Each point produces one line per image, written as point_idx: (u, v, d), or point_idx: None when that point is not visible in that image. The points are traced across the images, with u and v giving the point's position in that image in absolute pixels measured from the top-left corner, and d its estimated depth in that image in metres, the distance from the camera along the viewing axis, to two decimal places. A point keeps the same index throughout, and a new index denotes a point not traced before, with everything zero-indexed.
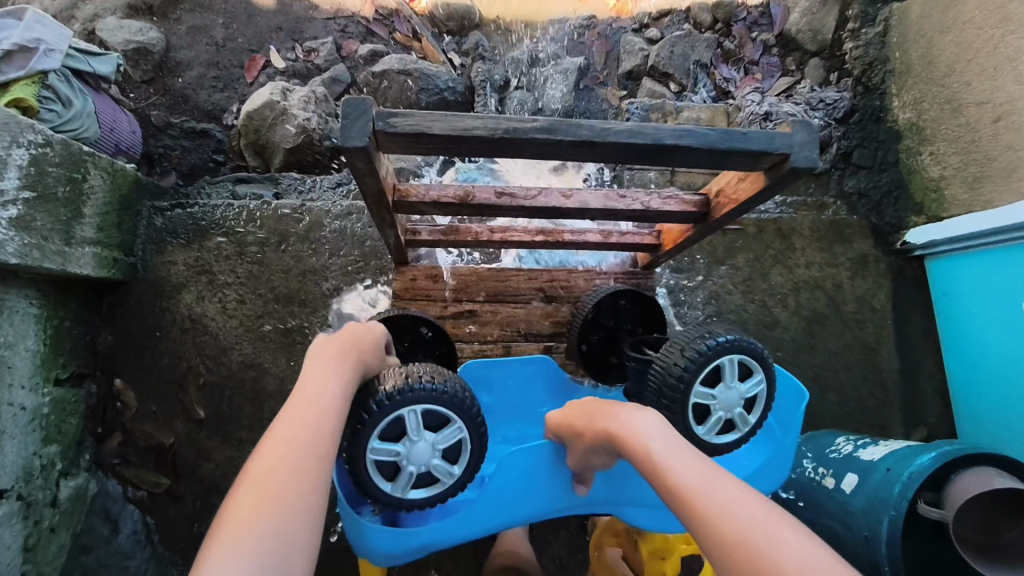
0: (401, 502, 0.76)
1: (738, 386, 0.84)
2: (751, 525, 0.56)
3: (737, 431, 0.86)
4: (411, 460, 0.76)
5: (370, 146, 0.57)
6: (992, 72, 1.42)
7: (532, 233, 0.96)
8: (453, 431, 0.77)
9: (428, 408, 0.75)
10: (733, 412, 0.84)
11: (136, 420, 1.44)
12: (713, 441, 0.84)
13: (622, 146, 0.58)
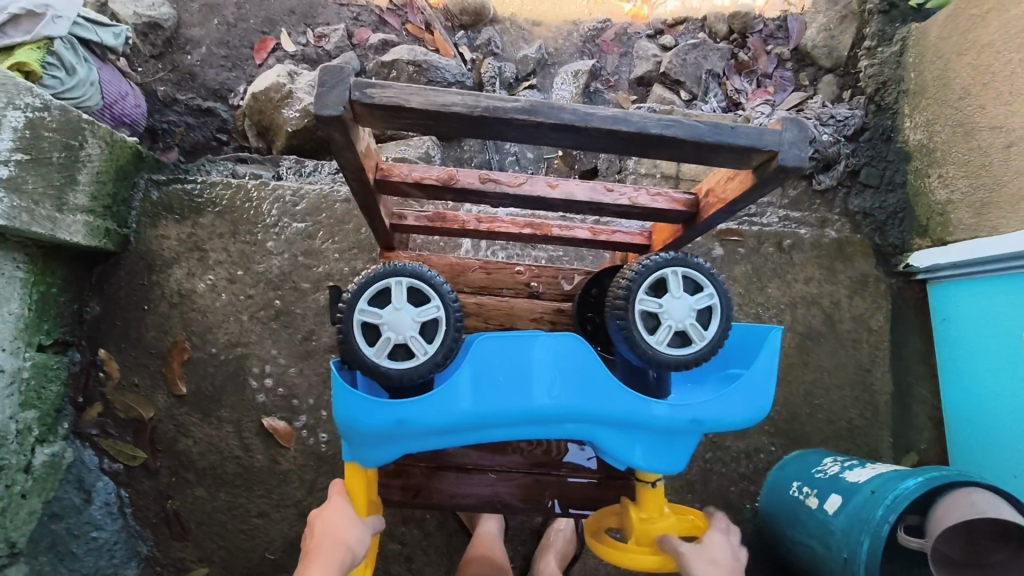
0: (375, 369, 0.73)
1: (688, 297, 0.75)
2: None
3: (693, 346, 0.75)
4: (389, 327, 0.73)
5: (346, 117, 0.55)
6: (1008, 97, 1.38)
7: (520, 226, 0.94)
8: (431, 308, 0.74)
9: (411, 282, 0.74)
10: (684, 324, 0.75)
11: (117, 391, 1.43)
12: (663, 353, 0.74)
13: (604, 133, 0.56)
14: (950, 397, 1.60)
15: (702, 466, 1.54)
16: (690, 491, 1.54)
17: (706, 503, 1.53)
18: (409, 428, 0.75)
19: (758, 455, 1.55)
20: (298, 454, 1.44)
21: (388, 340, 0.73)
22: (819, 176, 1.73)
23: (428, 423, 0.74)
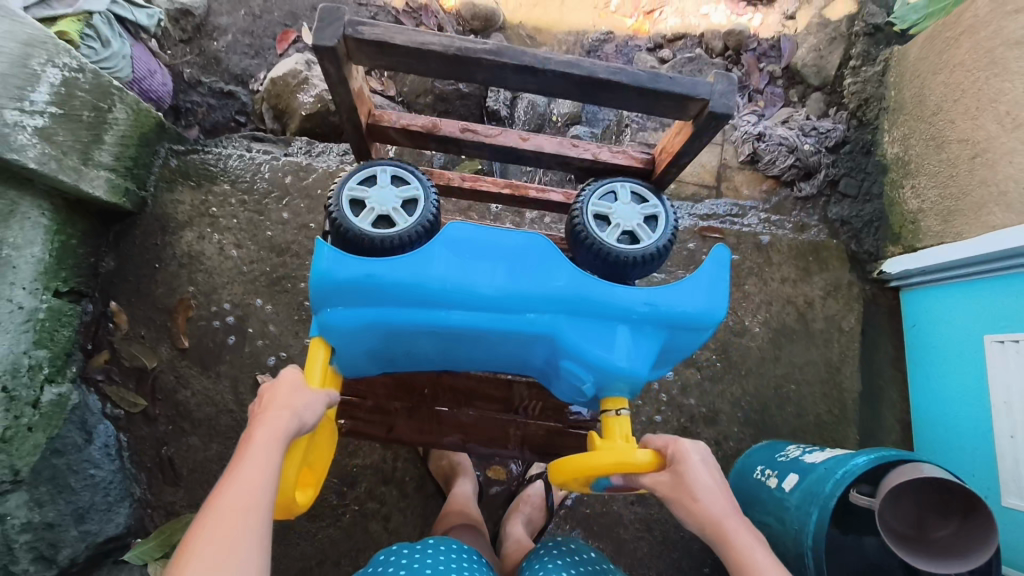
0: (360, 233, 0.85)
1: (636, 204, 0.83)
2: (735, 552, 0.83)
3: (642, 244, 0.81)
4: (375, 203, 0.88)
5: (339, 50, 0.65)
6: (975, 112, 1.48)
7: (500, 187, 1.04)
8: (410, 188, 0.88)
9: (394, 171, 0.89)
10: (632, 226, 0.82)
11: (124, 341, 1.53)
12: (614, 248, 0.80)
13: (560, 76, 0.66)
14: (919, 400, 1.66)
15: None
16: None
17: None
18: (380, 287, 0.84)
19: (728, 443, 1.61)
20: None
21: (372, 211, 0.86)
22: (800, 184, 1.82)
23: (398, 283, 0.83)
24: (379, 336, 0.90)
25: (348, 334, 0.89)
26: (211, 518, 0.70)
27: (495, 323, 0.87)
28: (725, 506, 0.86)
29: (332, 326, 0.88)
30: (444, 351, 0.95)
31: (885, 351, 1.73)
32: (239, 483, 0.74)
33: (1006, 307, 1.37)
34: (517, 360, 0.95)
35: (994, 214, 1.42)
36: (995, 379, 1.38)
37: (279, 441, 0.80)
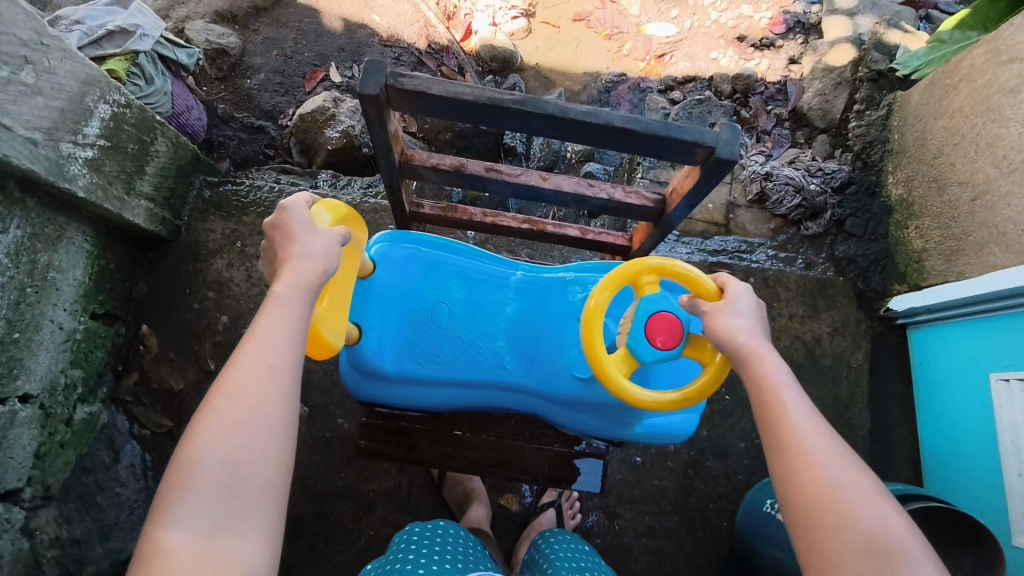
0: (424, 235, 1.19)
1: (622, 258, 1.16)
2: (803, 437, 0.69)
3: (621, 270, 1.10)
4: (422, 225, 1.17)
5: (381, 97, 0.72)
6: (973, 156, 1.54)
7: (519, 222, 1.10)
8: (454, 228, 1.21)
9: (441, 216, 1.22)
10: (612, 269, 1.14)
11: (154, 363, 1.59)
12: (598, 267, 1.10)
13: (580, 124, 0.73)
14: (928, 438, 1.67)
15: (684, 482, 1.62)
16: (670, 505, 1.61)
17: (687, 518, 1.60)
18: (436, 258, 1.17)
19: (737, 476, 1.63)
20: (307, 435, 1.56)
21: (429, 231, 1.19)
22: (807, 223, 1.88)
23: (453, 259, 1.18)
24: (426, 292, 1.16)
25: (394, 277, 1.14)
26: (239, 379, 0.65)
27: (522, 292, 1.18)
28: (779, 367, 0.76)
29: (388, 265, 1.13)
30: (472, 312, 1.17)
31: (892, 388, 1.77)
32: (268, 339, 0.69)
33: (1009, 345, 1.41)
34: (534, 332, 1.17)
35: (995, 254, 1.47)
36: (1002, 417, 1.40)
37: (302, 299, 0.75)
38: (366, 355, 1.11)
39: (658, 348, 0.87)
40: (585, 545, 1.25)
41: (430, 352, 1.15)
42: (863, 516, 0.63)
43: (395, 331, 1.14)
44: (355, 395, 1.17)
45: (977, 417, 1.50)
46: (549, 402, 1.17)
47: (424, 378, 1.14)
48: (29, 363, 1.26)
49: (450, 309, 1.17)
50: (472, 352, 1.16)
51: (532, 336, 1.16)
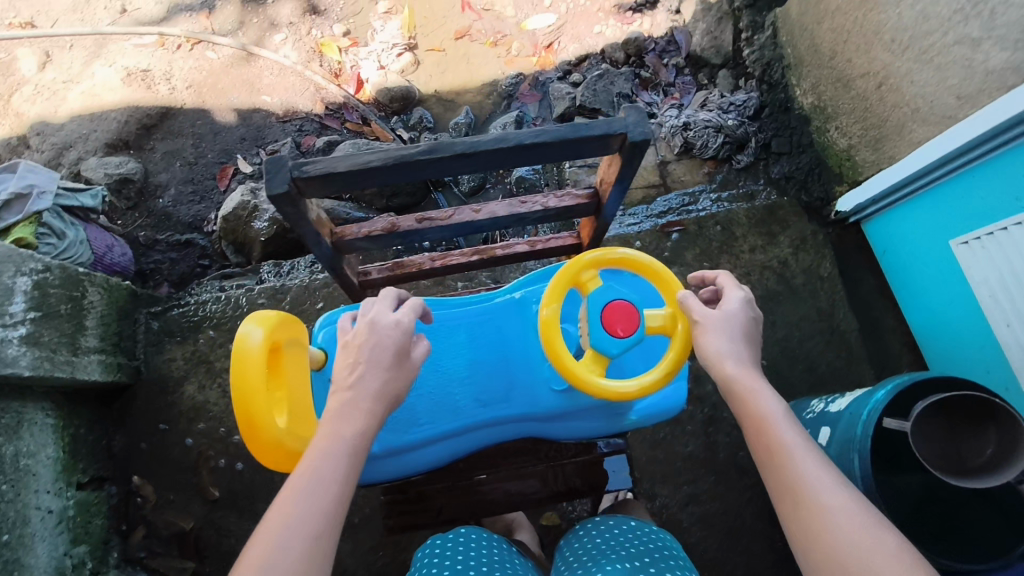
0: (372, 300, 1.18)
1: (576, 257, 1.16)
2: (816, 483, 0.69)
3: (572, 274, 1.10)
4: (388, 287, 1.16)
5: (292, 191, 0.71)
6: (867, 47, 1.60)
7: (468, 255, 1.09)
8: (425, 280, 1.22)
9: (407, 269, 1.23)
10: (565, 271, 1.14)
11: (157, 511, 1.53)
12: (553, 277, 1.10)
13: (491, 153, 0.73)
14: (915, 318, 1.73)
15: (708, 440, 1.63)
16: (704, 466, 1.61)
17: (723, 474, 1.61)
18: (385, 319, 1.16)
19: None
20: None
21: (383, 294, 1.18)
22: (737, 156, 1.91)
23: None
24: None
25: None
26: (276, 545, 0.65)
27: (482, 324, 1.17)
28: (775, 407, 0.76)
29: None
30: (436, 361, 1.16)
31: (867, 284, 1.82)
32: (307, 496, 0.69)
33: (958, 211, 1.46)
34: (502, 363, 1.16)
35: (915, 131, 1.51)
36: (974, 279, 1.45)
37: (350, 448, 0.74)
38: None
39: (621, 336, 0.84)
40: (630, 522, 1.20)
41: (410, 416, 1.13)
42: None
43: None
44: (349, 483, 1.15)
45: (952, 285, 1.55)
46: (539, 423, 1.16)
47: (410, 443, 1.12)
48: (28, 558, 1.21)
49: (415, 368, 1.15)
50: (450, 403, 1.14)
51: (503, 364, 1.16)
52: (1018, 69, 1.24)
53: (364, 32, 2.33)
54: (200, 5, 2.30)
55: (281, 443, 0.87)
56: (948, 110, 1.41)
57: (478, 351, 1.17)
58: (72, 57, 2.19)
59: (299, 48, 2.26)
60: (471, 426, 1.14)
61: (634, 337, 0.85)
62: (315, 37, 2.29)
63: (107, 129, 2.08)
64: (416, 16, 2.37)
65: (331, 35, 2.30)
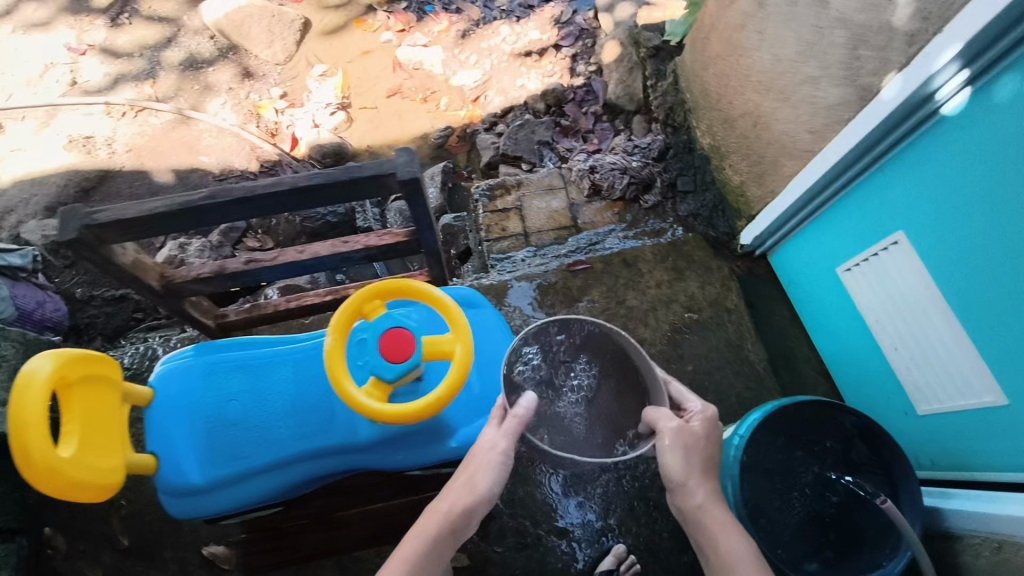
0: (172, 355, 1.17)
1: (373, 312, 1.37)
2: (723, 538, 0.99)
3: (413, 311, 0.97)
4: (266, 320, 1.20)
5: (80, 238, 0.77)
6: (739, 89, 1.66)
7: (323, 295, 1.23)
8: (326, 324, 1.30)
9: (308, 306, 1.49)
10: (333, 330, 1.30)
11: (66, 562, 1.59)
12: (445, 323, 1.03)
13: (241, 196, 0.79)
14: (822, 345, 1.77)
15: (618, 478, 1.63)
16: (611, 502, 1.61)
17: (632, 509, 1.61)
18: (195, 379, 1.15)
19: None
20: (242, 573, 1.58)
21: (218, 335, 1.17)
22: (644, 197, 1.96)
23: (210, 378, 1.16)
24: (202, 420, 1.14)
25: (175, 386, 1.14)
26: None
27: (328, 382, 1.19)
28: (676, 472, 1.03)
29: (172, 380, 1.14)
30: (264, 399, 1.17)
31: (779, 311, 1.85)
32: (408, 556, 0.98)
33: (837, 241, 1.53)
34: (164, 426, 1.12)
35: (787, 165, 1.56)
36: (863, 304, 1.52)
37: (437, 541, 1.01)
38: (170, 475, 1.11)
39: (397, 361, 0.89)
40: None
41: (235, 448, 1.13)
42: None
43: (193, 443, 1.12)
44: (183, 520, 1.13)
45: (845, 312, 1.61)
46: (344, 454, 1.16)
47: (232, 475, 1.12)
48: None
49: (240, 403, 1.16)
50: (241, 449, 1.14)
51: (319, 404, 1.17)
52: (850, 103, 1.30)
53: (300, 94, 2.44)
54: (143, 74, 2.42)
55: (59, 471, 0.75)
56: (807, 145, 1.45)
57: (258, 376, 1.18)
58: (22, 128, 2.28)
59: (237, 112, 2.38)
60: (291, 459, 1.14)
61: (414, 363, 0.89)
62: (252, 100, 2.41)
63: (46, 193, 2.13)
64: (350, 77, 2.49)
65: (268, 99, 2.42)
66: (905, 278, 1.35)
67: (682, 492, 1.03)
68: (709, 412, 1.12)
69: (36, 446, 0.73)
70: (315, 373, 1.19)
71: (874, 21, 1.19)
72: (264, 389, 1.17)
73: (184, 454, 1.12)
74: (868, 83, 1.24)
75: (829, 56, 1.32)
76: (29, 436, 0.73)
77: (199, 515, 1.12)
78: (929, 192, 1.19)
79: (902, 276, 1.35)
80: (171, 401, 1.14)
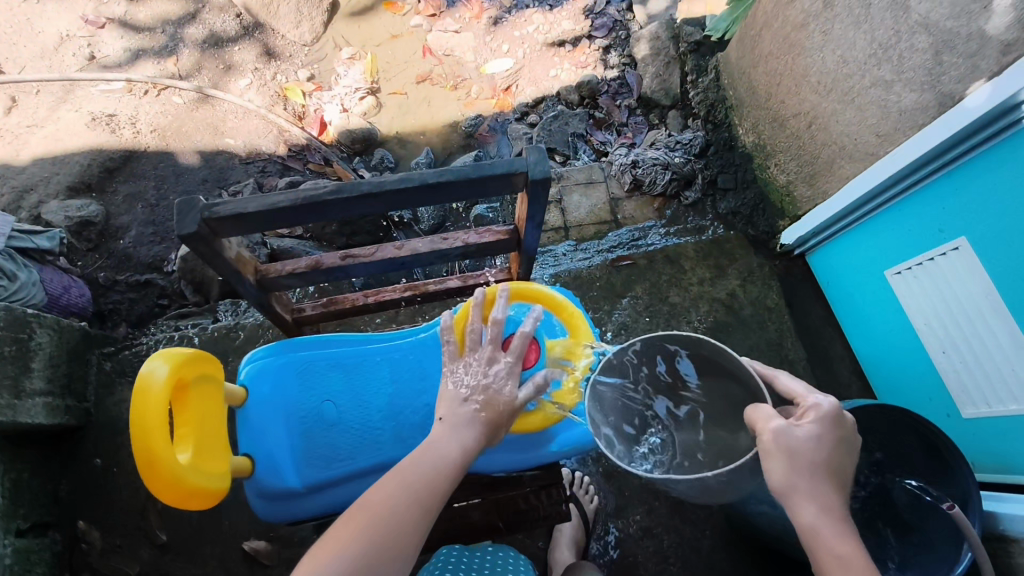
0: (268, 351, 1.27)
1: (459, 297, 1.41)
2: (826, 533, 0.77)
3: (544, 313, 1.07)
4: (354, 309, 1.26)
5: (201, 231, 0.80)
6: (796, 88, 1.70)
7: (401, 291, 1.28)
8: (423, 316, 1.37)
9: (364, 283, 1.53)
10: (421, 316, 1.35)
11: (102, 557, 1.54)
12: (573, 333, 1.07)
13: (370, 192, 0.85)
14: (860, 343, 1.74)
15: None
16: (656, 499, 1.62)
17: (677, 506, 1.61)
18: (290, 379, 1.25)
19: None
20: (284, 568, 1.55)
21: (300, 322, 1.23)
22: (685, 193, 1.97)
23: (303, 379, 1.26)
24: (297, 422, 1.24)
25: (273, 385, 1.24)
26: (383, 500, 0.81)
27: (413, 384, 1.30)
28: (781, 473, 0.76)
29: (266, 379, 1.24)
30: (356, 400, 1.28)
31: (817, 311, 1.85)
32: (405, 482, 0.84)
33: (890, 243, 1.51)
34: (265, 430, 1.21)
35: (844, 167, 1.59)
36: (910, 306, 1.49)
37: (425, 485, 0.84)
38: (266, 477, 1.19)
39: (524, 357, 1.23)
40: None
41: (330, 450, 1.23)
42: (846, 569, 0.75)
43: (291, 444, 1.22)
44: (276, 522, 1.21)
45: (890, 312, 1.58)
46: None
47: (328, 478, 1.21)
48: None
49: (334, 405, 1.27)
50: (336, 451, 1.23)
51: (406, 406, 1.29)
52: (927, 108, 1.32)
53: (328, 77, 2.40)
54: (165, 52, 2.35)
55: (181, 477, 0.92)
56: (872, 148, 1.48)
57: (349, 377, 1.29)
58: (38, 103, 2.20)
59: (262, 93, 2.31)
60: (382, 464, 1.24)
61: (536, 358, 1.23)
62: (279, 82, 2.35)
63: (68, 172, 2.05)
64: (378, 61, 2.44)
65: (295, 80, 2.36)
66: (961, 285, 1.32)
67: (793, 501, 0.77)
68: (831, 408, 0.80)
69: (155, 446, 0.89)
70: (401, 376, 1.31)
71: (965, 27, 1.20)
72: (356, 391, 1.28)
73: (283, 457, 1.20)
74: (950, 89, 1.26)
75: (906, 60, 1.34)
76: (148, 436, 0.88)
77: (298, 517, 1.21)
78: (999, 201, 1.19)
79: (957, 282, 1.32)
80: (271, 402, 1.23)
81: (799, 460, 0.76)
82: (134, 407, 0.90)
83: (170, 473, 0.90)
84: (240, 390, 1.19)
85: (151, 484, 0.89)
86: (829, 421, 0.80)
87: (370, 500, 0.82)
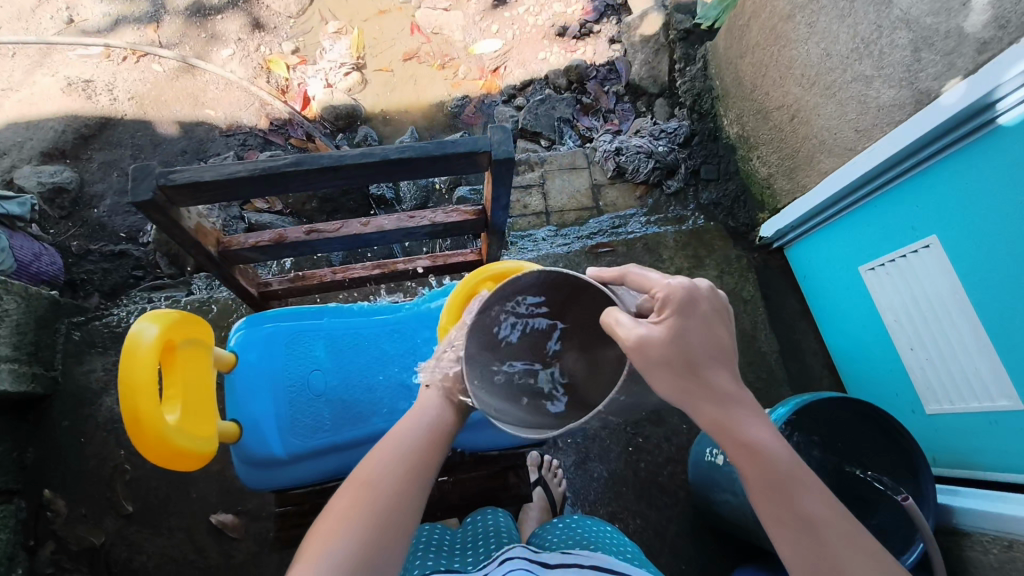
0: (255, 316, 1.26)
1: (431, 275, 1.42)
2: (738, 431, 0.68)
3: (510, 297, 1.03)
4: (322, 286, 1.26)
5: (157, 198, 0.79)
6: (780, 81, 1.69)
7: (369, 268, 1.28)
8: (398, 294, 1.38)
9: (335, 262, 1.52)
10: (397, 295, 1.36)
11: (67, 526, 1.53)
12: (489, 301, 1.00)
13: (331, 166, 0.84)
14: (833, 337, 1.76)
15: (631, 460, 1.66)
16: (624, 484, 1.63)
17: (644, 492, 1.63)
18: (277, 346, 1.25)
19: (677, 436, 1.68)
20: (251, 542, 1.56)
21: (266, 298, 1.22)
22: (667, 182, 1.97)
23: (290, 347, 1.25)
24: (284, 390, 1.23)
25: (260, 352, 1.23)
26: (368, 488, 0.72)
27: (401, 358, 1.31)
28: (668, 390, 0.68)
29: (253, 346, 1.23)
30: (343, 371, 1.27)
31: (792, 303, 1.87)
32: (391, 464, 0.75)
33: (866, 239, 1.51)
34: (251, 398, 1.21)
35: (822, 161, 1.60)
36: (881, 303, 1.50)
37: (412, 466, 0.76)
38: (252, 444, 1.18)
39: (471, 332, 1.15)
40: (604, 526, 1.18)
41: (317, 420, 1.22)
42: (768, 469, 0.67)
43: (277, 412, 1.21)
44: (261, 489, 1.21)
45: (863, 308, 1.59)
46: None
47: (313, 448, 1.21)
48: None
49: (322, 375, 1.26)
50: (321, 421, 1.23)
51: (393, 379, 1.29)
52: (904, 105, 1.32)
53: (312, 51, 2.35)
54: (146, 18, 2.29)
55: (165, 437, 0.92)
56: (850, 143, 1.48)
57: (336, 348, 1.28)
58: (13, 65, 2.15)
59: (245, 64, 2.27)
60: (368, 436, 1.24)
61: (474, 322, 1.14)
62: (262, 54, 2.31)
63: (43, 138, 2.02)
64: (365, 36, 2.40)
65: (279, 53, 2.32)
66: (932, 282, 1.32)
67: (692, 403, 0.69)
68: (683, 293, 0.70)
69: (145, 406, 0.89)
70: (387, 349, 1.31)
71: (944, 24, 1.19)
72: (344, 362, 1.28)
73: (269, 425, 1.20)
74: (926, 87, 1.26)
75: (886, 56, 1.34)
76: (139, 396, 0.88)
77: (283, 484, 1.21)
78: (969, 199, 1.20)
79: (926, 278, 1.33)
80: (258, 371, 1.22)
81: (690, 371, 0.68)
82: (124, 364, 0.89)
83: (157, 431, 0.91)
84: (229, 354, 1.19)
85: (139, 442, 0.90)
86: (701, 311, 0.70)
87: (357, 486, 0.72)
